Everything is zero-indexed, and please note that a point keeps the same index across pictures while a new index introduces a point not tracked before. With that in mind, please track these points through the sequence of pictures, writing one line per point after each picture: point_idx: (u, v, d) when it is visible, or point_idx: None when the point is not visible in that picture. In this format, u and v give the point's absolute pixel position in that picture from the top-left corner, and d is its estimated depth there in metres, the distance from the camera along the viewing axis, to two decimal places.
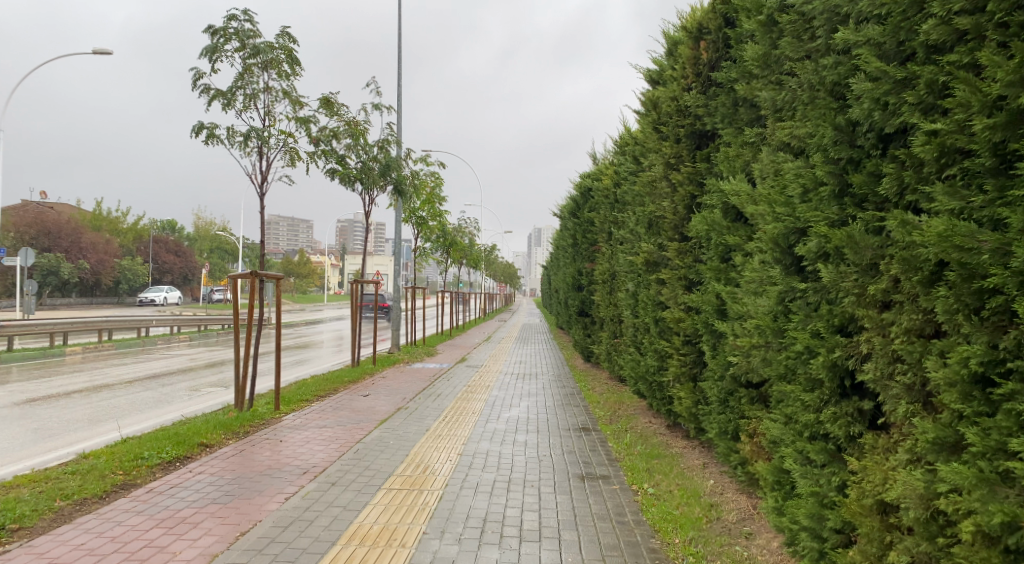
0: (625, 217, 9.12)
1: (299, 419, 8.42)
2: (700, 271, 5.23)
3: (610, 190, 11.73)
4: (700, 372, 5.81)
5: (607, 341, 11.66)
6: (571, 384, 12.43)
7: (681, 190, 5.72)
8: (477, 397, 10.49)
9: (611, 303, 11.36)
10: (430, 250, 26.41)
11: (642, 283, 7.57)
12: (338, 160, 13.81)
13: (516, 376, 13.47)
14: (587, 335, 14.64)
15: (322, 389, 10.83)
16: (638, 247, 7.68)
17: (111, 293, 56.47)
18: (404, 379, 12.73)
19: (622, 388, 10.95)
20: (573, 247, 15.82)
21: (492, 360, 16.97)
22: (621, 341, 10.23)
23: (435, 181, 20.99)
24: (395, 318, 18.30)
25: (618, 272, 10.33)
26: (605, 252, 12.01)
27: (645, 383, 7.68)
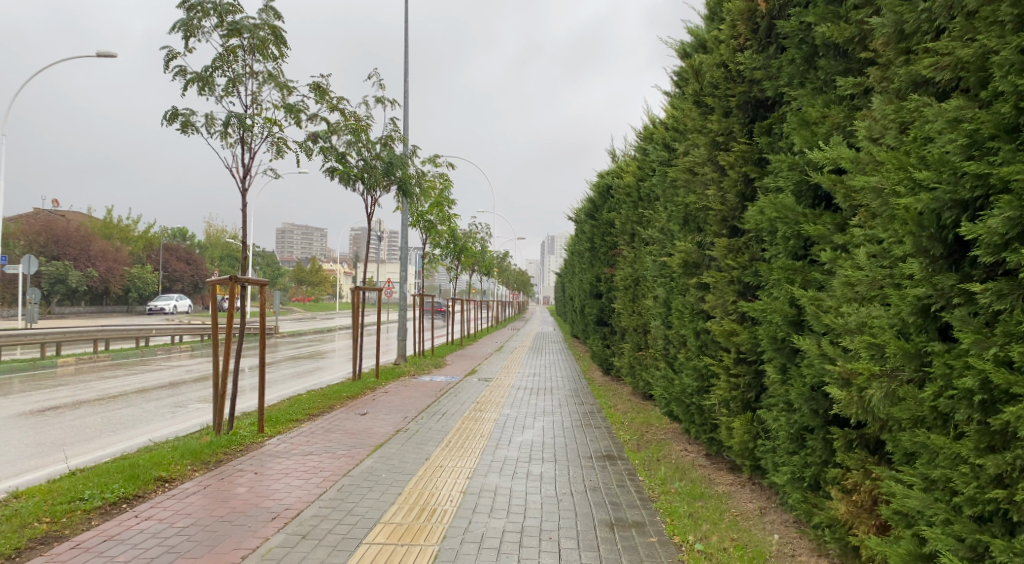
0: (654, 215, 8.08)
1: (283, 445, 7.42)
2: (762, 272, 4.16)
3: (633, 187, 10.66)
4: (756, 397, 4.72)
5: (631, 354, 10.56)
6: (590, 401, 11.28)
7: (733, 172, 4.67)
8: (486, 416, 9.42)
9: (635, 311, 10.29)
10: (440, 256, 25.45)
11: (677, 289, 6.51)
12: (338, 158, 12.95)
13: (530, 392, 12.34)
14: (608, 346, 13.53)
15: (314, 407, 9.82)
16: (672, 247, 6.63)
17: (120, 302, 56.11)
18: (407, 394, 11.70)
19: (648, 405, 9.86)
20: (591, 251, 14.76)
21: (504, 373, 15.87)
22: (648, 354, 9.15)
23: (444, 184, 20.08)
24: (401, 327, 17.29)
25: (644, 278, 9.25)
26: (628, 256, 10.96)
27: (679, 406, 6.60)
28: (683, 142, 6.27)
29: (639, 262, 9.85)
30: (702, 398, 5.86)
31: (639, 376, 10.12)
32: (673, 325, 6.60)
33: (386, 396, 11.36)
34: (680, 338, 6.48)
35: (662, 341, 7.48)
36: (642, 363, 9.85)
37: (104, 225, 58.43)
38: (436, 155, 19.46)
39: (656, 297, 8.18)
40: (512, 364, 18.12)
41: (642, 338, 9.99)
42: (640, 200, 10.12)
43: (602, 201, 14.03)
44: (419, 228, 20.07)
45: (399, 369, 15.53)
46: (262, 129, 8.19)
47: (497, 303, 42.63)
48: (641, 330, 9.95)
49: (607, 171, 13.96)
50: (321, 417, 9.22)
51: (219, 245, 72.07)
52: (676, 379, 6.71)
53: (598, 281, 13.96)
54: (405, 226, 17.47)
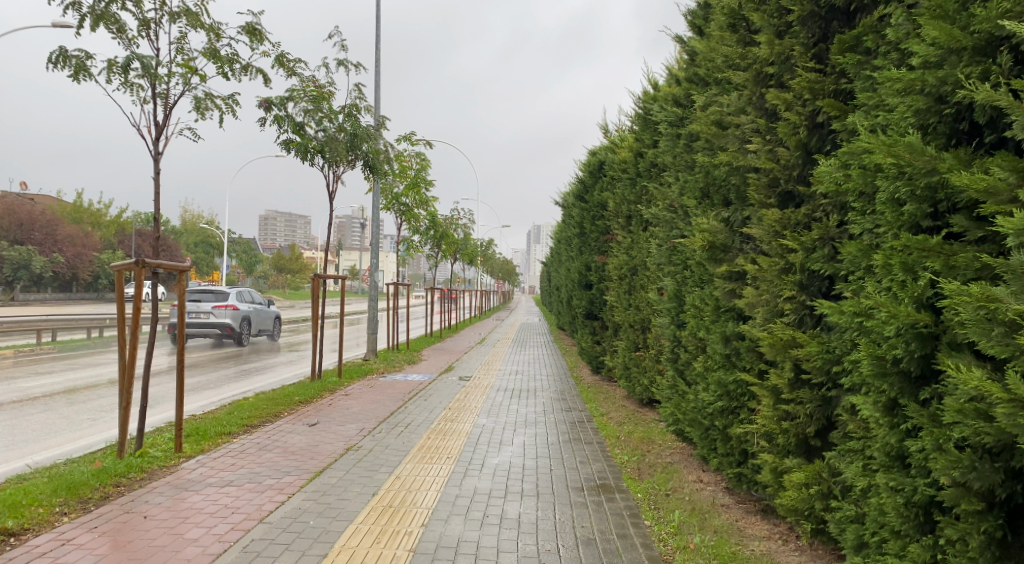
0: (662, 191, 6.69)
1: (199, 471, 5.93)
2: (849, 255, 2.80)
3: (632, 161, 9.25)
4: (820, 433, 3.37)
5: (626, 354, 9.20)
6: (580, 406, 9.88)
7: (793, 113, 3.30)
8: (458, 428, 8.01)
9: (632, 302, 8.90)
10: (419, 242, 23.92)
11: (695, 278, 5.13)
12: (294, 127, 11.59)
13: (511, 394, 10.92)
14: (599, 342, 12.13)
15: (255, 416, 8.32)
16: (689, 227, 5.22)
17: (88, 289, 53.86)
18: (370, 399, 10.21)
19: (646, 414, 8.51)
20: (580, 237, 13.33)
21: (483, 370, 14.44)
22: (651, 355, 7.79)
23: (421, 164, 18.58)
24: (371, 320, 15.80)
25: (647, 265, 7.83)
26: (625, 245, 9.56)
27: (693, 427, 5.25)
28: (708, 90, 4.86)
29: (640, 245, 8.42)
30: (733, 422, 4.51)
31: (637, 380, 8.74)
32: (687, 325, 5.23)
33: (347, 401, 9.87)
34: (699, 342, 5.12)
35: (670, 343, 6.11)
36: (641, 366, 8.48)
37: (72, 209, 56.04)
38: (412, 133, 18.03)
39: (661, 289, 6.79)
40: (492, 360, 16.67)
41: (642, 335, 8.59)
42: (640, 175, 8.69)
43: (593, 182, 12.61)
44: (393, 212, 18.51)
45: (368, 367, 14.04)
46: (180, 80, 6.58)
47: (480, 293, 41.07)
48: (642, 325, 8.55)
49: (599, 148, 12.51)
50: (260, 430, 7.73)
51: (194, 231, 69.75)
52: (690, 392, 5.35)
53: (586, 270, 12.53)
54: (377, 208, 15.91)
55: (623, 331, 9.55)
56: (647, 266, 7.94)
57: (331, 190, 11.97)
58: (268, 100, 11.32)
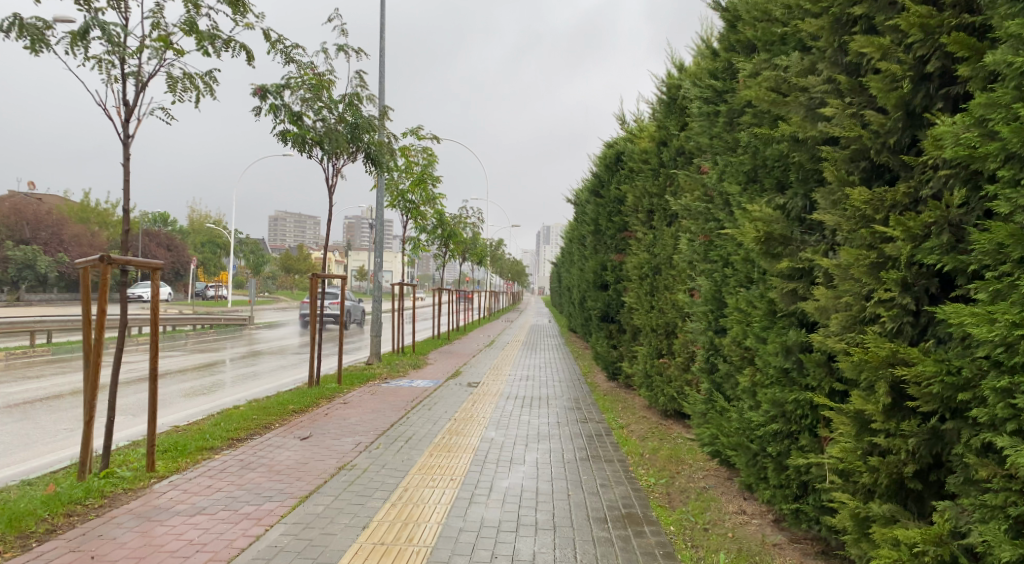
0: (696, 180, 5.96)
1: (171, 495, 5.24)
2: (995, 242, 2.06)
3: (655, 152, 8.51)
4: (926, 475, 2.64)
5: (648, 361, 8.45)
6: (596, 416, 9.12)
7: (894, 61, 2.58)
8: (465, 442, 7.29)
9: (655, 305, 8.15)
10: (426, 242, 23.25)
11: (741, 277, 4.39)
12: (292, 118, 10.95)
13: (521, 403, 10.18)
14: (616, 347, 11.39)
15: (243, 429, 7.62)
16: (734, 218, 4.48)
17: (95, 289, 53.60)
18: (370, 407, 9.50)
19: (671, 426, 7.76)
20: (595, 234, 12.58)
21: (491, 375, 13.71)
22: (679, 363, 7.05)
23: (428, 160, 17.91)
24: (375, 322, 15.10)
25: (675, 263, 7.08)
26: (646, 242, 8.81)
27: (735, 452, 4.50)
28: (759, 55, 4.14)
29: (665, 242, 7.69)
30: (793, 450, 3.76)
31: (661, 390, 8.00)
32: (730, 331, 4.49)
33: (345, 411, 9.17)
34: (745, 352, 4.38)
35: (706, 352, 5.37)
36: (667, 374, 7.74)
37: (80, 208, 55.87)
38: (419, 127, 17.35)
39: (693, 289, 6.05)
40: (501, 364, 15.92)
41: (666, 340, 7.85)
42: (666, 166, 7.96)
43: (610, 176, 11.87)
44: (398, 210, 17.82)
45: (371, 372, 13.33)
46: (157, 58, 5.92)
47: (488, 294, 40.33)
48: (667, 329, 7.80)
49: (617, 140, 11.77)
50: (247, 445, 7.04)
51: (202, 231, 69.47)
52: (733, 411, 4.60)
53: (602, 269, 11.79)
54: (382, 205, 15.20)
55: (644, 336, 8.80)
56: (674, 265, 7.19)
57: (331, 184, 11.28)
58: (264, 88, 10.67)
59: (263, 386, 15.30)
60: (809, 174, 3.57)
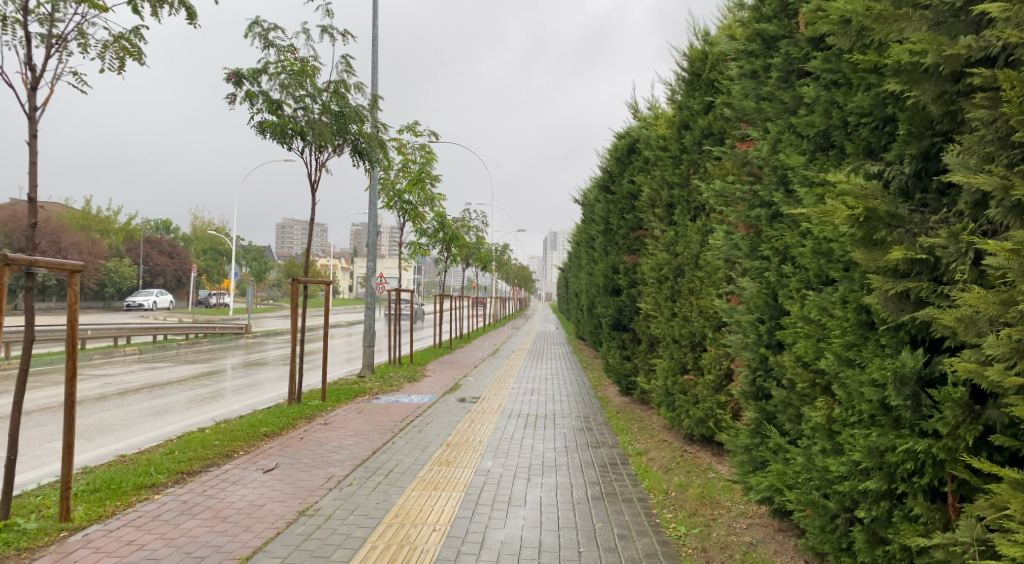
0: (736, 158, 4.89)
1: (80, 555, 4.17)
2: None
3: (676, 137, 7.45)
4: None
5: (670, 377, 7.34)
6: (609, 440, 7.99)
7: None
8: (456, 476, 6.19)
9: (678, 312, 7.06)
10: (426, 246, 22.22)
11: (813, 276, 3.28)
12: (271, 107, 9.95)
13: (524, 423, 9.06)
14: (629, 358, 10.27)
15: (198, 459, 6.53)
16: (802, 199, 3.38)
17: (96, 296, 52.93)
18: (353, 430, 8.41)
19: (698, 454, 6.63)
20: (606, 234, 11.49)
21: (492, 388, 12.57)
22: (710, 382, 5.97)
23: (426, 158, 16.89)
24: (367, 331, 14.00)
25: (707, 263, 5.98)
26: (667, 240, 7.72)
27: (802, 511, 3.37)
28: None
29: (691, 239, 6.61)
30: (897, 519, 2.65)
31: (686, 412, 6.89)
32: (795, 347, 3.38)
33: (323, 435, 8.07)
34: (818, 374, 3.27)
35: (753, 372, 4.27)
36: (693, 394, 6.64)
37: (82, 216, 55.39)
38: (416, 122, 16.43)
39: (734, 293, 4.95)
40: (504, 376, 14.78)
41: (692, 353, 6.74)
42: (691, 150, 6.87)
43: (622, 170, 10.81)
44: (395, 212, 16.79)
45: (361, 387, 12.21)
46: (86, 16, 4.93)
47: (493, 300, 39.18)
48: (693, 340, 6.69)
49: (629, 130, 10.70)
50: (197, 480, 5.97)
51: (205, 238, 68.77)
52: (797, 454, 3.49)
53: (614, 272, 10.69)
54: (374, 204, 14.14)
55: (665, 348, 7.69)
56: (705, 264, 6.09)
57: (314, 180, 10.25)
58: (238, 73, 9.77)
59: (246, 398, 14.08)
60: (927, 125, 2.49)
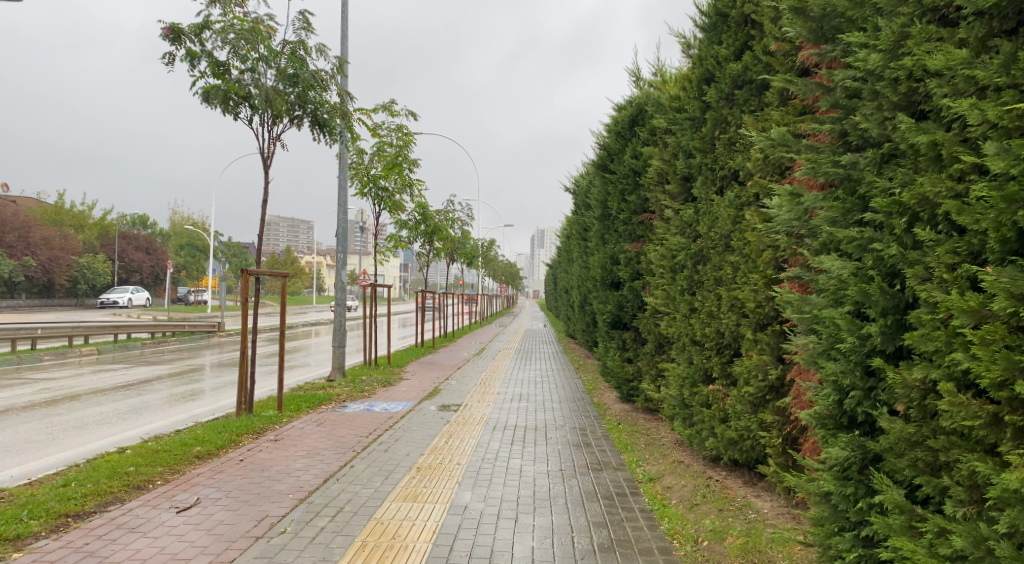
0: (801, 96, 3.61)
1: None
2: None
3: (698, 95, 6.16)
4: None
5: (690, 385, 6.04)
6: (613, 461, 6.65)
7: None
8: (423, 516, 4.84)
9: (700, 306, 5.77)
10: (407, 238, 20.78)
11: (992, 241, 1.98)
12: (215, 69, 8.49)
13: (510, 438, 7.69)
14: (633, 361, 8.96)
15: (94, 495, 5.09)
16: (972, 117, 2.07)
17: (68, 294, 50.82)
18: (307, 449, 7.02)
19: (728, 482, 5.36)
20: (604, 221, 10.17)
21: (476, 394, 11.18)
22: (750, 395, 4.67)
23: (404, 141, 15.46)
24: (337, 330, 12.58)
25: (748, 242, 4.67)
26: (685, 220, 6.43)
27: None
28: None
29: (719, 216, 5.31)
30: None
31: (712, 430, 5.60)
32: (958, 359, 2.05)
33: (268, 456, 6.67)
34: (1004, 404, 1.96)
35: (840, 391, 2.97)
36: (724, 408, 5.35)
37: (53, 210, 53.26)
38: (392, 101, 15.14)
39: (795, 279, 3.65)
40: (489, 378, 13.40)
41: (721, 357, 5.44)
42: (717, 106, 5.59)
43: (622, 147, 9.51)
44: (369, 198, 15.35)
45: (327, 393, 10.78)
46: None
47: (481, 297, 37.73)
48: (721, 341, 5.38)
49: (631, 101, 9.40)
50: (85, 527, 4.56)
51: (183, 233, 66.60)
52: (955, 532, 2.17)
53: (614, 264, 9.38)
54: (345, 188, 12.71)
55: (681, 351, 6.40)
56: (745, 244, 4.79)
57: (267, 156, 8.87)
58: (176, 28, 8.30)
59: (200, 401, 12.50)
60: None
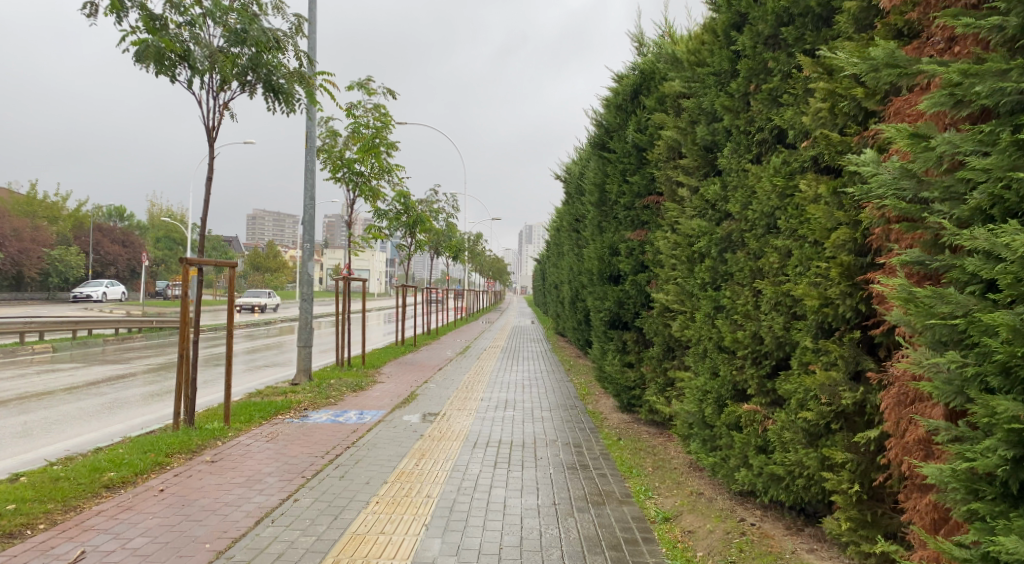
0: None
1: None
2: None
3: (726, 45, 5.00)
4: None
5: (716, 402, 4.91)
6: (616, 490, 5.49)
7: None
8: None
9: (729, 303, 4.63)
10: (388, 229, 19.49)
11: None
12: (147, 22, 7.14)
13: (494, 458, 6.52)
14: (636, 366, 7.83)
15: None
16: None
17: (40, 288, 48.86)
18: (247, 472, 5.81)
19: (767, 526, 4.24)
20: (601, 207, 9.02)
21: (456, 401, 9.98)
22: (811, 422, 3.55)
23: (382, 122, 14.09)
24: (305, 328, 11.31)
25: (810, 220, 3.55)
26: (706, 198, 5.31)
27: None
28: None
29: (758, 190, 4.19)
30: None
31: (746, 460, 4.49)
32: None
33: (198, 481, 5.46)
34: None
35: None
36: (764, 433, 4.23)
37: (25, 200, 51.25)
38: (370, 78, 13.90)
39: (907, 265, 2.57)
40: (472, 382, 12.19)
41: (758, 369, 4.33)
42: (752, 53, 4.48)
43: (623, 121, 8.34)
44: (343, 184, 14.04)
45: (286, 399, 9.54)
46: None
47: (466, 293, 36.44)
48: (760, 348, 4.25)
49: (634, 70, 8.25)
50: None
51: (162, 225, 64.54)
52: None
53: (614, 255, 8.22)
54: (313, 170, 11.46)
55: (701, 358, 5.27)
56: (804, 223, 3.67)
57: (210, 128, 7.58)
58: None
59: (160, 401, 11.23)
60: None
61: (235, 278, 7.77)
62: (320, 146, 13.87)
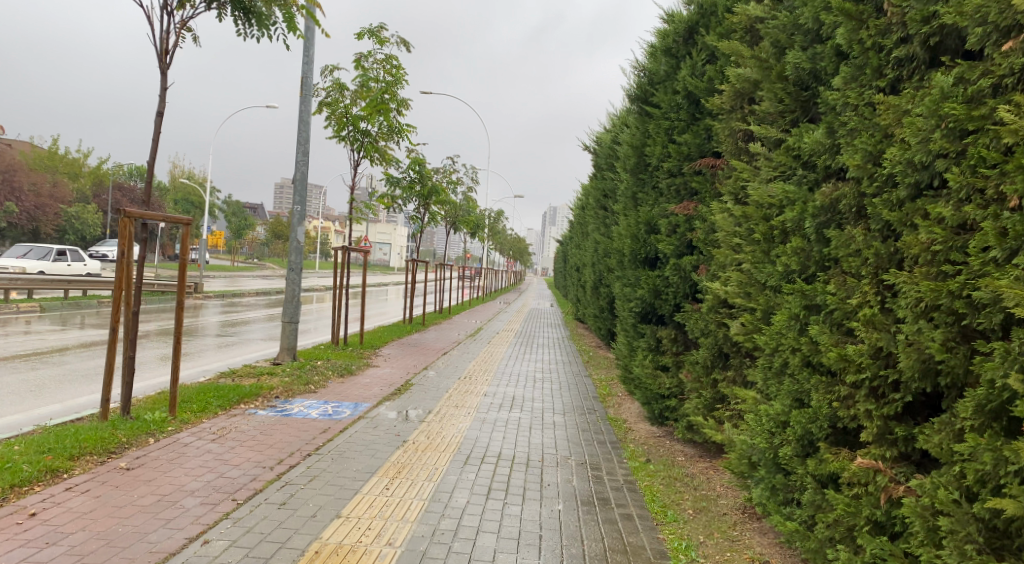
0: None
1: None
2: None
3: None
4: None
5: (800, 442, 3.43)
6: (647, 545, 4.07)
7: None
8: None
9: (834, 304, 3.12)
10: (400, 197, 18.06)
11: None
12: None
13: (489, 483, 5.13)
14: (673, 371, 6.36)
15: None
16: None
17: (57, 245, 48.66)
18: (164, 488, 4.63)
19: None
20: (638, 175, 7.48)
21: (456, 396, 8.58)
22: (1006, 516, 2.08)
23: (394, 73, 12.58)
24: (291, 300, 10.01)
25: None
26: (797, 152, 3.78)
27: None
28: None
29: (901, 131, 2.67)
30: None
31: (850, 536, 3.03)
32: None
33: (96, 502, 4.21)
34: None
35: None
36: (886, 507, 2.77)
37: (46, 156, 50.88)
38: (380, 25, 12.33)
39: None
40: (478, 371, 10.81)
41: (882, 407, 2.83)
42: None
43: (673, 68, 6.76)
44: (346, 142, 12.62)
45: (257, 384, 8.26)
46: None
47: (484, 271, 34.96)
48: (890, 376, 2.75)
49: (688, 3, 6.65)
50: None
51: (182, 188, 64.00)
52: None
53: (652, 233, 6.69)
54: (308, 121, 10.04)
55: (777, 375, 3.80)
56: (1008, 179, 2.17)
57: (163, 51, 6.27)
58: None
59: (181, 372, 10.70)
60: None
61: (188, 237, 6.53)
62: (323, 99, 12.39)
